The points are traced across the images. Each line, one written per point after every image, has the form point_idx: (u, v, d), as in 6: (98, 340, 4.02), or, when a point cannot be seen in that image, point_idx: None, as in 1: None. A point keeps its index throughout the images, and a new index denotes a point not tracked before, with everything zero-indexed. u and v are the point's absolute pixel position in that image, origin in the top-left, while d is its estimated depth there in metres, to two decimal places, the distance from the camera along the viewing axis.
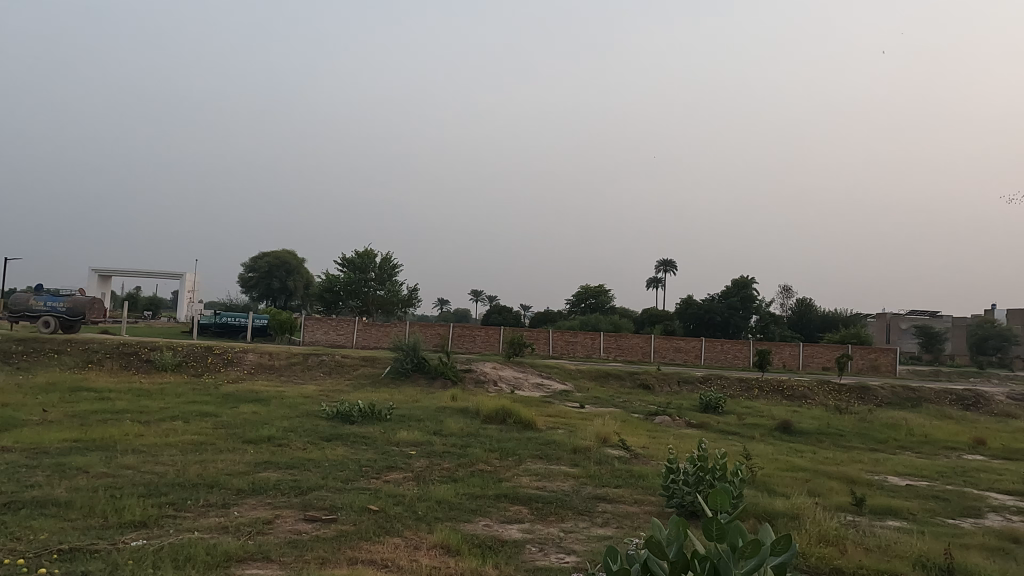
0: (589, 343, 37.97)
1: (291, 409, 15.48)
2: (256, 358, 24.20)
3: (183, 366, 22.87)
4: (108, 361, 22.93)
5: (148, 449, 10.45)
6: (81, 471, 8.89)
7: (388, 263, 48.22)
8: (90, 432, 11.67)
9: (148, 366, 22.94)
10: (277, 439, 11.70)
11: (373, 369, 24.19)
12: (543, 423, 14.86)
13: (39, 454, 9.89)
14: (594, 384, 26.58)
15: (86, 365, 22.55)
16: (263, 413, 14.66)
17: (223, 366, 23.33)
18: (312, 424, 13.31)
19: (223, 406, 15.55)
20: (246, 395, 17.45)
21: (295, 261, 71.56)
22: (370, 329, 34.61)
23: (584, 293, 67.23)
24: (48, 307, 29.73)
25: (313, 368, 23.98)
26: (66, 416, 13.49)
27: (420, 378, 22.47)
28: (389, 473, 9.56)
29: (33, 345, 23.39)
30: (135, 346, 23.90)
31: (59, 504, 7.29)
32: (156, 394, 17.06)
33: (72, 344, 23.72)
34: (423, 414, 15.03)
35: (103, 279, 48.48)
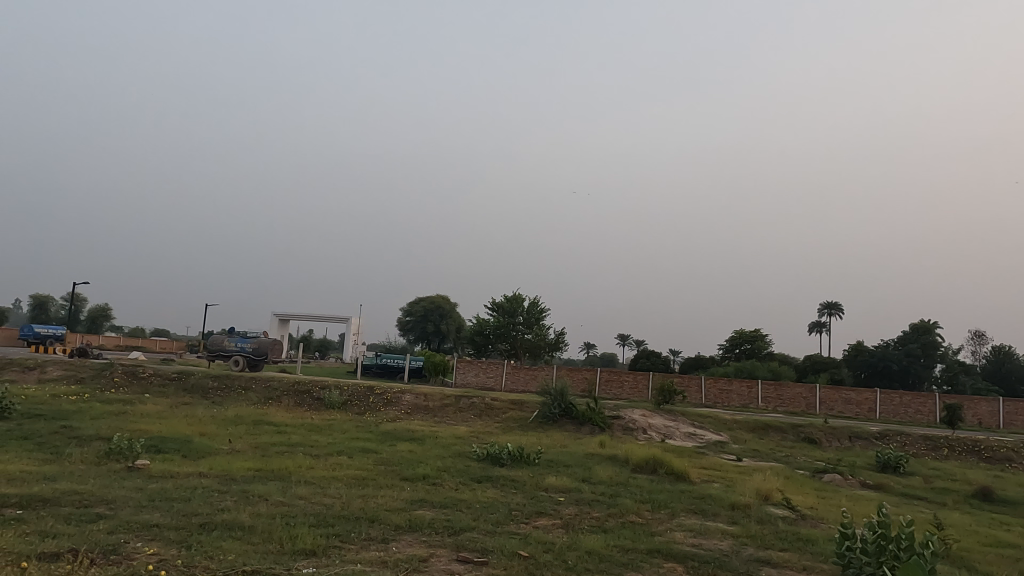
0: (745, 391, 35.82)
1: (444, 449, 15.99)
2: (413, 398, 25.40)
3: (348, 405, 24.54)
4: (285, 398, 25.19)
5: (318, 481, 11.26)
6: (261, 498, 9.78)
7: (536, 306, 48.99)
8: (270, 463, 12.82)
9: (319, 403, 24.89)
10: (431, 478, 12.14)
11: (522, 413, 24.43)
12: (697, 476, 14.14)
13: (228, 480, 11.03)
14: (752, 436, 24.90)
15: (267, 401, 24.95)
16: (418, 452, 15.29)
17: (383, 406, 24.73)
18: (464, 465, 13.68)
19: (383, 444, 16.42)
20: (404, 434, 18.35)
21: (449, 305, 75.07)
22: (518, 372, 35.11)
23: (738, 338, 63.83)
24: (238, 348, 33.51)
25: (464, 410, 24.72)
26: (250, 447, 14.95)
27: (567, 424, 22.33)
28: (538, 519, 9.53)
29: (225, 382, 26.32)
30: (307, 385, 26.07)
31: (243, 528, 8.04)
32: (325, 430, 18.47)
33: (257, 381, 26.41)
34: (571, 460, 14.88)
35: (282, 322, 53.84)
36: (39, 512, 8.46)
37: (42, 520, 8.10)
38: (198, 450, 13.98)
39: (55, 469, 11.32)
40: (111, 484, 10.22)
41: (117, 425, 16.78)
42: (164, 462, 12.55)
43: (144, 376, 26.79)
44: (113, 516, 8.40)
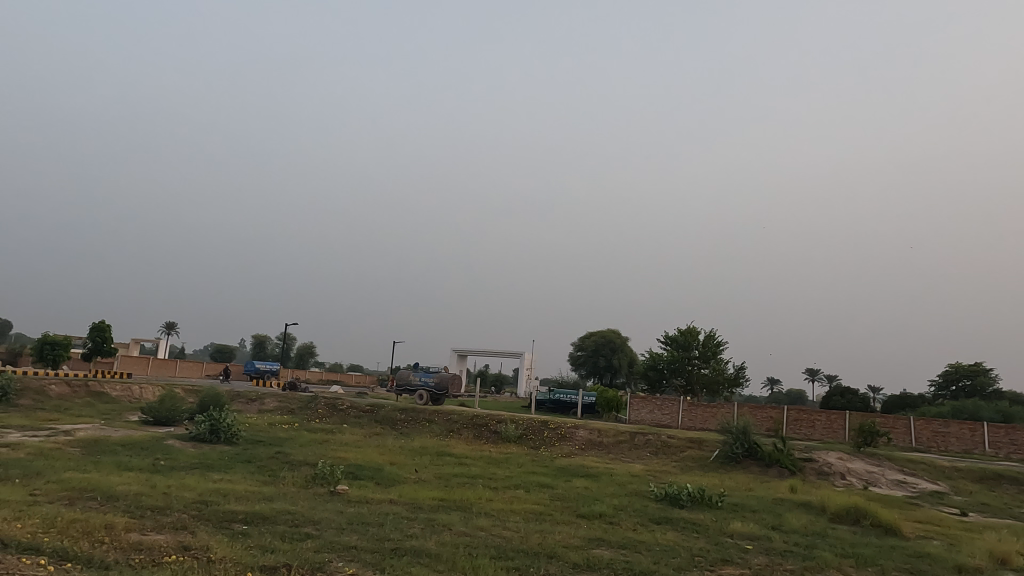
0: (967, 435, 31.14)
1: (620, 487, 15.66)
2: (587, 434, 25.28)
3: (524, 439, 25.04)
4: (465, 431, 26.29)
5: (497, 514, 11.55)
6: (445, 527, 10.22)
7: (712, 339, 46.86)
8: (453, 493, 13.38)
9: (496, 436, 25.67)
10: (608, 516, 11.94)
11: (702, 452, 23.28)
12: (911, 530, 12.47)
13: (416, 508, 11.69)
14: (979, 487, 21.50)
15: (448, 433, 26.22)
16: (594, 489, 15.12)
17: (558, 441, 24.88)
18: (642, 505, 13.27)
19: (558, 479, 16.50)
20: (579, 469, 18.27)
21: (620, 339, 74.31)
22: (696, 409, 33.59)
23: (955, 372, 55.95)
24: (422, 382, 35.77)
25: (640, 447, 24.10)
26: (435, 477, 15.73)
27: (752, 466, 20.86)
28: (724, 567, 8.94)
29: (411, 414, 28.10)
30: (485, 418, 27.01)
31: (430, 555, 8.45)
32: (502, 463, 18.95)
33: (439, 414, 27.88)
34: (758, 505, 13.86)
35: (460, 358, 56.58)
36: (259, 528, 9.54)
37: (263, 535, 9.12)
38: (388, 477, 15.01)
39: (272, 489, 12.76)
40: (317, 506, 11.30)
41: (321, 452, 18.57)
42: (360, 488, 13.64)
43: (343, 407, 29.42)
44: (319, 536, 9.24)
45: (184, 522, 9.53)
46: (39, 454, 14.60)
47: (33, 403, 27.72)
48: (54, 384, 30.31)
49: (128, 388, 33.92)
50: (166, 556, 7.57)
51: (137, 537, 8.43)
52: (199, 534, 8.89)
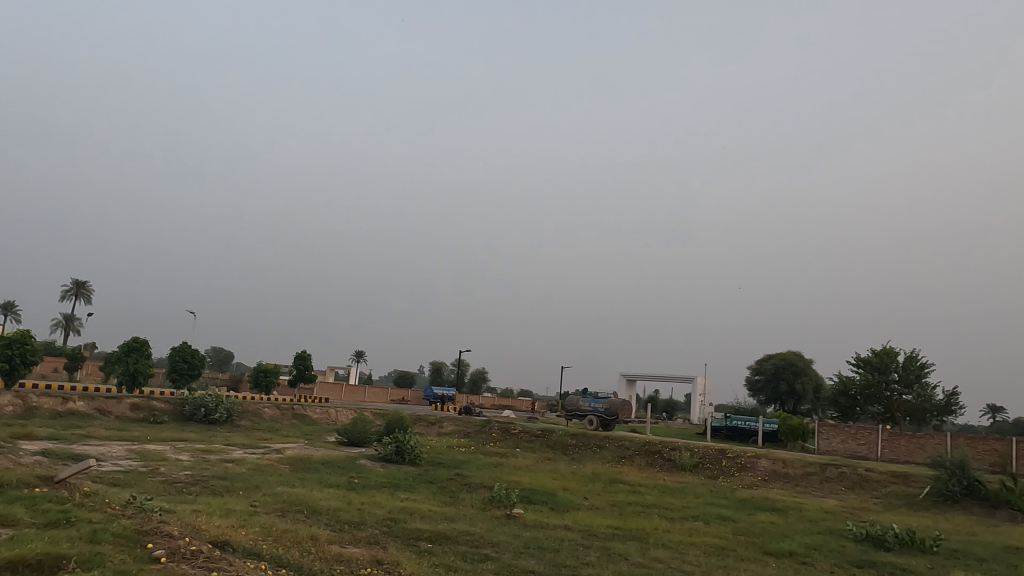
0: None
1: (812, 523, 14.35)
2: (770, 464, 23.58)
3: (701, 468, 23.93)
4: (638, 458, 25.69)
5: (676, 546, 11.11)
6: (622, 557, 10.02)
7: (915, 361, 41.77)
8: (628, 522, 13.10)
9: (670, 464, 24.79)
10: (799, 555, 10.97)
11: (908, 489, 20.71)
12: None
13: (591, 536, 11.59)
14: None
15: (620, 460, 25.78)
16: (781, 524, 14.02)
17: (737, 471, 23.46)
18: (839, 545, 12.04)
19: (741, 512, 15.50)
20: (762, 502, 17.07)
21: (804, 362, 68.73)
22: (898, 440, 30.01)
23: None
24: (592, 408, 35.62)
25: (832, 481, 21.98)
26: (608, 504, 15.52)
27: (974, 507, 18.13)
28: None
29: (582, 439, 28.05)
30: (658, 445, 26.21)
31: None
32: (678, 493, 18.23)
33: (610, 440, 27.53)
34: (985, 552, 11.96)
35: (629, 383, 55.65)
36: (444, 547, 10.02)
37: (447, 554, 9.56)
38: (562, 503, 15.06)
39: (453, 510, 13.33)
40: (495, 529, 11.62)
41: (497, 475, 19.13)
42: (535, 512, 13.81)
43: (515, 432, 30.14)
44: (498, 558, 9.47)
45: (376, 537, 10.26)
46: (257, 469, 16.58)
47: (251, 423, 31.59)
48: (267, 407, 34.35)
49: (326, 411, 37.49)
50: (362, 568, 8.17)
51: (337, 549, 9.23)
52: (390, 549, 9.53)
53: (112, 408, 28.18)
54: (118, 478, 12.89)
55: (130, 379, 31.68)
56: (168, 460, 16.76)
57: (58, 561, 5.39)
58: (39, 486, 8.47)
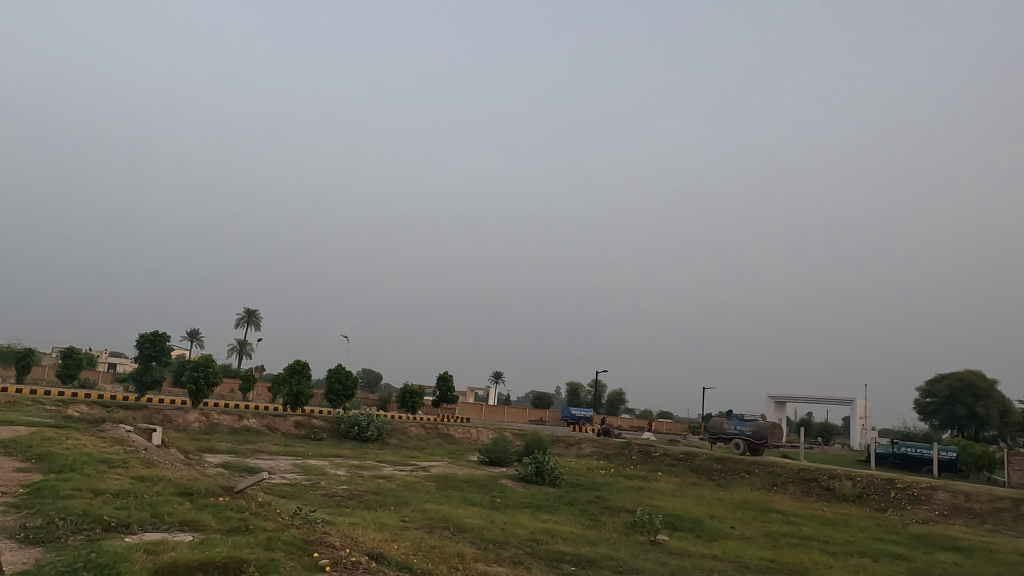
0: None
1: (1004, 567, 12.63)
2: (949, 497, 21.07)
3: (865, 499, 21.89)
4: (791, 485, 23.99)
5: None
6: None
7: None
8: (783, 555, 12.26)
9: (829, 494, 22.90)
10: None
11: None
12: None
13: (743, 568, 10.96)
14: None
15: (771, 487, 24.21)
16: (965, 566, 12.47)
17: (909, 503, 21.21)
18: None
19: (915, 550, 13.97)
20: (940, 540, 15.27)
21: (985, 383, 60.94)
22: None
23: None
24: (738, 431, 33.88)
25: None
26: (760, 535, 14.61)
27: None
28: None
29: (729, 464, 26.70)
30: (815, 472, 24.34)
31: None
32: (839, 525, 16.79)
33: (760, 465, 25.96)
34: None
35: (779, 405, 52.33)
36: (587, 571, 9.91)
37: None
38: (709, 531, 14.39)
39: (595, 534, 13.17)
40: (639, 555, 11.34)
41: (638, 499, 18.66)
42: (681, 539, 13.30)
43: (656, 455, 29.29)
44: None
45: (520, 557, 10.38)
46: (406, 486, 17.40)
47: (399, 441, 33.24)
48: (413, 426, 36.01)
49: (468, 431, 38.63)
50: None
51: (483, 567, 9.41)
52: (534, 571, 9.56)
53: (278, 426, 30.88)
54: (285, 490, 14.07)
55: (293, 399, 34.56)
56: (327, 475, 18.06)
57: (241, 564, 5.97)
58: (222, 495, 9.44)
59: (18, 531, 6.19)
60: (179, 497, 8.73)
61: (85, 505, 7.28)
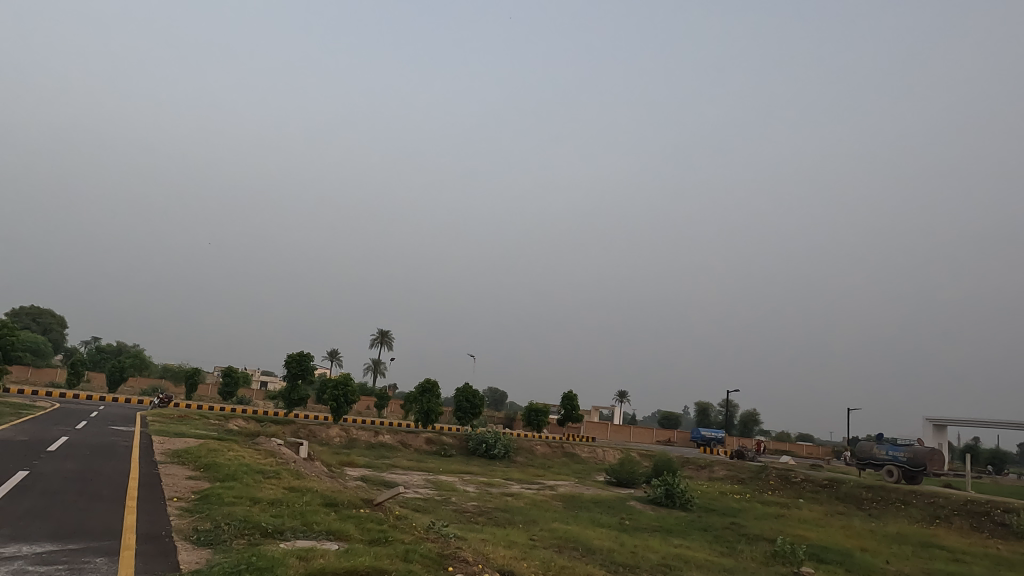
0: None
1: None
2: None
3: None
4: (957, 519, 21.56)
5: None
6: None
7: None
8: None
9: (1004, 530, 20.34)
10: None
11: None
12: None
13: None
14: None
15: (933, 520, 21.90)
16: None
17: None
18: None
19: None
20: None
21: None
22: None
23: None
24: (890, 456, 31.04)
25: None
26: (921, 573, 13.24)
27: None
28: None
29: (881, 493, 24.48)
30: (986, 505, 21.73)
31: None
32: (1017, 566, 14.87)
33: (918, 495, 23.58)
34: None
35: (939, 429, 47.37)
36: None
37: None
38: (861, 565, 13.25)
39: (732, 562, 12.55)
40: None
41: (778, 527, 17.57)
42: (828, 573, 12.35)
43: (797, 480, 27.44)
44: None
45: None
46: (534, 504, 17.48)
47: (526, 459, 33.54)
48: (540, 444, 36.21)
49: (594, 451, 38.23)
50: None
51: None
52: None
53: (411, 441, 32.21)
54: (419, 505, 14.62)
55: (425, 416, 35.89)
56: (457, 490, 18.57)
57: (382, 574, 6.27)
58: (364, 506, 9.97)
59: (193, 533, 6.90)
60: (326, 507, 9.33)
61: (245, 512, 7.96)
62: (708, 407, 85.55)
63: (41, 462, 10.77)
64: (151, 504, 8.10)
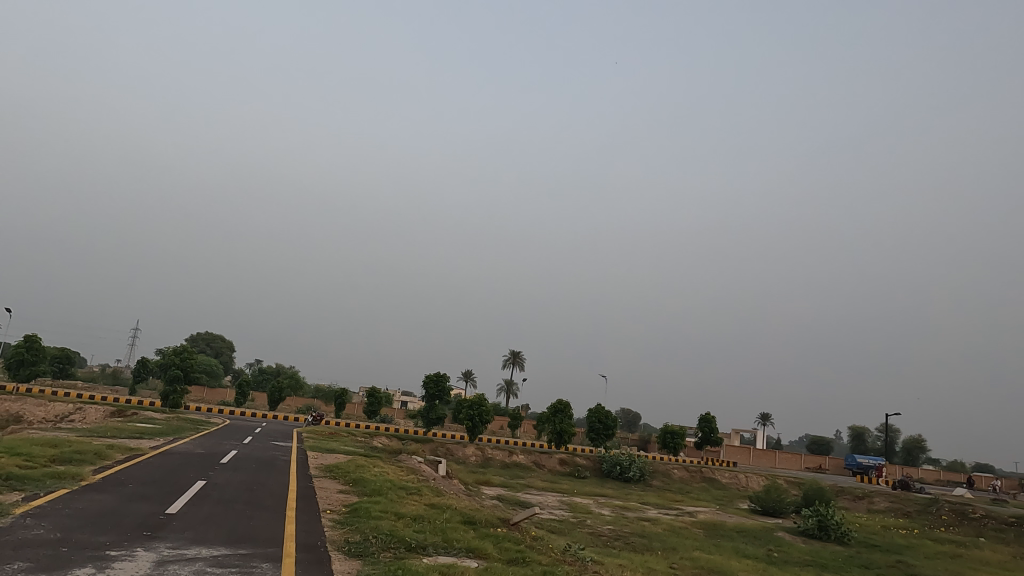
0: None
1: None
2: None
3: None
4: None
5: None
6: None
7: None
8: None
9: None
10: None
11: None
12: None
13: None
14: None
15: None
16: None
17: None
18: None
19: None
20: None
21: None
22: None
23: None
24: None
25: None
26: None
27: None
28: None
29: None
30: None
31: None
32: None
33: None
34: None
35: None
36: None
37: None
38: None
39: None
40: None
41: (954, 568, 15.69)
42: None
43: (975, 516, 24.39)
44: None
45: None
46: (672, 531, 16.88)
47: (662, 483, 32.49)
48: (676, 468, 34.97)
49: (736, 476, 36.31)
50: None
51: None
52: None
53: (545, 462, 32.33)
54: (554, 526, 14.62)
55: (557, 436, 35.87)
56: (593, 513, 18.34)
57: None
58: (501, 526, 10.12)
59: (344, 544, 7.34)
60: (465, 525, 9.58)
61: (391, 526, 8.36)
62: (865, 434, 78.44)
63: (216, 473, 11.99)
64: (307, 515, 8.73)
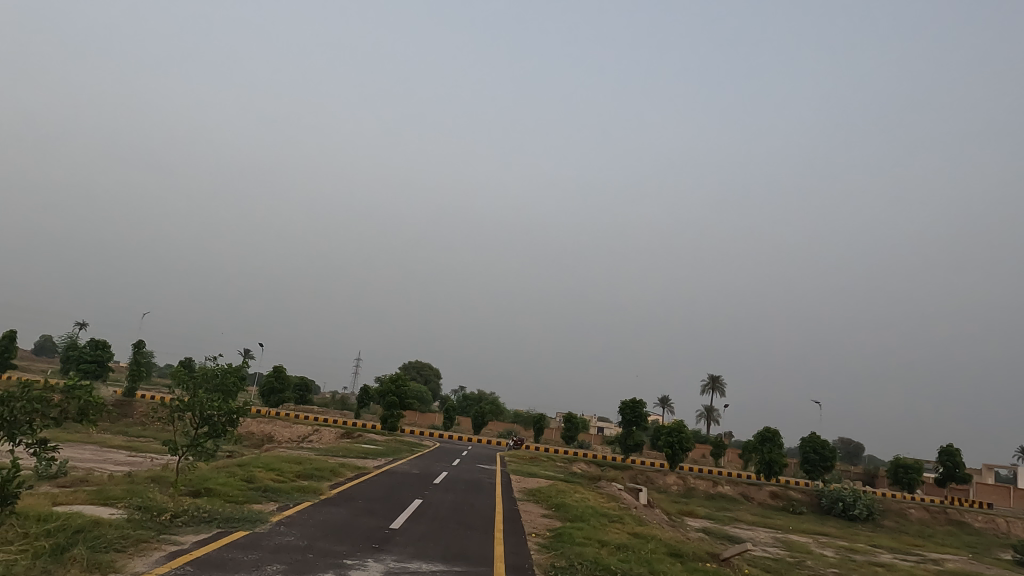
0: None
1: None
2: None
3: None
4: None
5: None
6: None
7: None
8: None
9: None
10: None
11: None
12: None
13: None
14: None
15: None
16: None
17: None
18: None
19: None
20: None
21: None
22: None
23: None
24: None
25: None
26: None
27: None
28: None
29: None
30: None
31: None
32: None
33: None
34: None
35: None
36: None
37: None
38: None
39: None
40: None
41: None
42: None
43: None
44: None
45: None
46: None
47: (897, 524, 28.68)
48: (913, 508, 30.73)
49: (992, 520, 30.97)
50: None
51: None
52: None
53: (754, 494, 30.19)
54: (769, 565, 13.57)
55: (767, 467, 33.31)
56: (813, 553, 16.73)
57: None
58: (710, 561, 9.60)
59: (552, 568, 7.46)
60: (672, 557, 9.24)
61: (595, 553, 8.33)
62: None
63: (431, 492, 12.89)
64: (514, 538, 9.02)
